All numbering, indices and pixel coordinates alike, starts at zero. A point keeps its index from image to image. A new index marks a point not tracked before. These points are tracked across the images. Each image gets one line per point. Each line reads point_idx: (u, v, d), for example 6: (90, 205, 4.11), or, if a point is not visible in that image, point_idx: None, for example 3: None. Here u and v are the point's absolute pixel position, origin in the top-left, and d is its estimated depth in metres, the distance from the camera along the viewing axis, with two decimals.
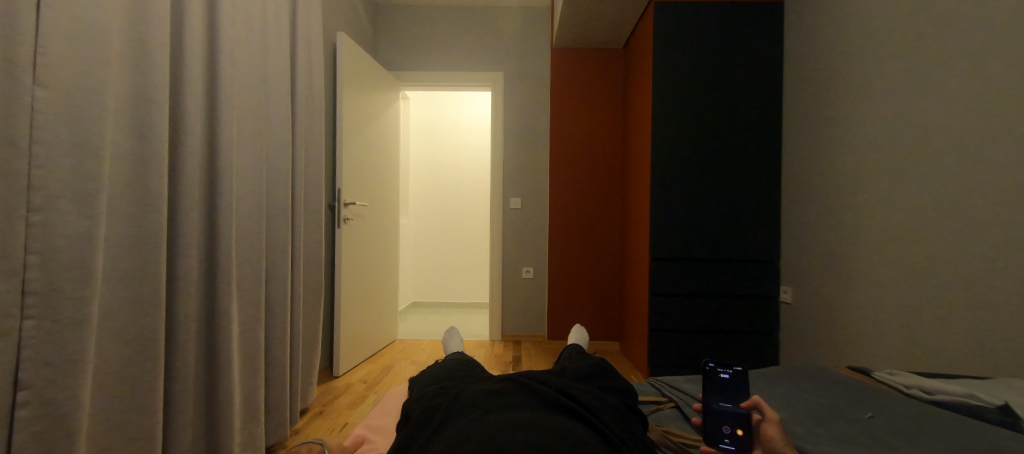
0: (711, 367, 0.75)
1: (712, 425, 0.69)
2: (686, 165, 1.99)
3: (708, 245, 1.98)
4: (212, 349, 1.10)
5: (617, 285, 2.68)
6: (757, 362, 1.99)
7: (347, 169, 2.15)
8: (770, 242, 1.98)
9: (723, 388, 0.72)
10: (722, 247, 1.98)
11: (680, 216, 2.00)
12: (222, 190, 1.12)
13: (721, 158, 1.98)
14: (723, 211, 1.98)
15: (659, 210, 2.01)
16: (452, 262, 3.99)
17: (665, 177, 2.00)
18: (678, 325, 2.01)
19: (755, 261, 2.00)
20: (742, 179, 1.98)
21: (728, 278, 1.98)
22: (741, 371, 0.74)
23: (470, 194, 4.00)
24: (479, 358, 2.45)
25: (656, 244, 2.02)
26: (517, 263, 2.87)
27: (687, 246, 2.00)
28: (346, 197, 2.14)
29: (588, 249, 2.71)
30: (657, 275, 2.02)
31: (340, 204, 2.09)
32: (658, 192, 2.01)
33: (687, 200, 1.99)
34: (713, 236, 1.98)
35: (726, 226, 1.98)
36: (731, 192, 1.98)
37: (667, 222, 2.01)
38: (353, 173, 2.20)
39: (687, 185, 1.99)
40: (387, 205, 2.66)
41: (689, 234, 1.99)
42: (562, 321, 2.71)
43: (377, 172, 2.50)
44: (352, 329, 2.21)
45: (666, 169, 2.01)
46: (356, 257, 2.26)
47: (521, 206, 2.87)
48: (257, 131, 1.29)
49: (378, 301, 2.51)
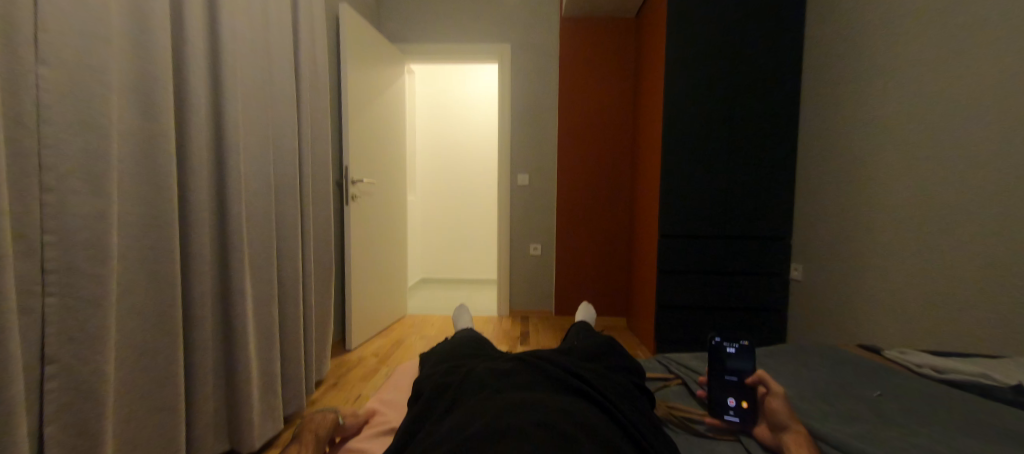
0: (716, 343, 0.75)
1: (716, 400, 0.72)
2: (699, 141, 1.93)
3: (718, 223, 1.96)
4: (229, 324, 1.14)
5: (624, 262, 2.69)
6: (766, 339, 1.99)
7: (353, 147, 2.13)
8: (784, 220, 1.94)
9: (730, 362, 0.73)
10: (733, 225, 1.95)
11: (691, 192, 1.96)
12: (229, 168, 1.12)
13: (735, 132, 1.91)
14: (737, 188, 1.93)
15: (672, 186, 1.97)
16: (460, 238, 4.01)
17: (677, 152, 1.95)
18: (684, 302, 2.03)
19: (767, 237, 1.96)
20: (756, 156, 1.91)
21: (739, 256, 1.97)
22: (747, 345, 0.73)
23: (477, 170, 3.96)
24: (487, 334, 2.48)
25: (666, 221, 2.00)
26: (524, 241, 2.85)
27: (698, 224, 1.97)
28: (353, 174, 2.13)
29: (597, 226, 2.69)
30: (667, 252, 2.01)
31: (348, 182, 2.09)
32: (669, 168, 1.97)
33: (699, 176, 1.94)
34: (724, 214, 1.95)
35: (738, 204, 1.94)
36: (744, 168, 1.92)
37: (679, 199, 1.98)
38: (359, 151, 2.18)
39: (700, 160, 1.94)
40: (393, 182, 2.65)
41: (700, 211, 1.97)
42: (571, 298, 2.74)
43: (383, 149, 2.47)
44: (363, 305, 2.25)
45: (680, 144, 1.95)
46: (364, 235, 2.27)
47: (529, 183, 2.81)
48: (262, 108, 1.28)
49: (387, 278, 2.54)
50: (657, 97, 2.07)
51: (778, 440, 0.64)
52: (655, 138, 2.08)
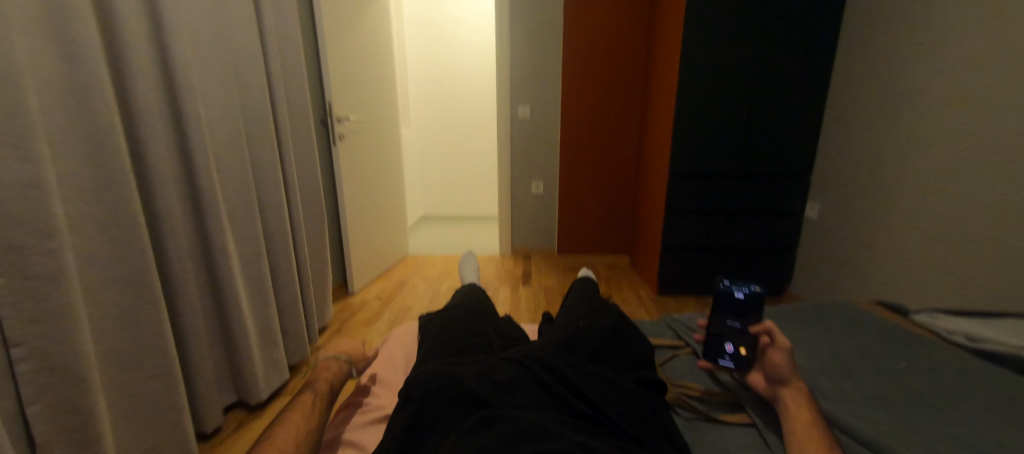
0: (725, 285, 0.70)
1: (714, 345, 0.72)
2: (719, 69, 1.75)
3: (731, 161, 1.86)
4: (216, 285, 1.09)
5: (630, 200, 2.59)
6: (770, 278, 2.01)
7: (335, 79, 1.91)
8: (804, 158, 1.86)
9: (734, 307, 0.69)
10: (749, 163, 1.86)
11: (706, 128, 1.82)
12: (186, 115, 0.99)
13: (759, 59, 1.73)
14: (756, 122, 1.79)
15: (686, 121, 1.83)
16: (459, 174, 3.86)
17: (694, 83, 1.78)
18: (691, 243, 2.01)
19: (783, 176, 1.87)
20: (780, 85, 1.75)
21: (751, 195, 1.91)
22: (759, 291, 0.68)
23: (476, 100, 3.68)
24: (485, 275, 2.41)
25: (678, 159, 1.89)
26: (524, 177, 2.70)
27: (713, 162, 1.87)
28: (338, 111, 1.94)
29: (603, 163, 2.55)
30: (676, 192, 1.93)
31: (333, 120, 1.90)
32: (685, 100, 1.81)
33: (716, 110, 1.80)
34: (739, 152, 1.84)
35: (756, 140, 1.82)
36: (770, 100, 1.78)
37: (693, 136, 1.85)
38: (342, 83, 1.96)
39: (718, 92, 1.78)
40: (383, 117, 2.45)
41: (715, 149, 1.86)
42: (574, 238, 2.69)
43: (369, 80, 2.23)
44: (361, 249, 2.21)
45: (698, 73, 1.77)
46: (356, 178, 2.14)
47: (531, 115, 2.57)
48: (214, 39, 1.09)
49: (384, 220, 2.47)
50: (679, 15, 1.81)
51: (773, 390, 0.65)
52: (671, 66, 1.88)
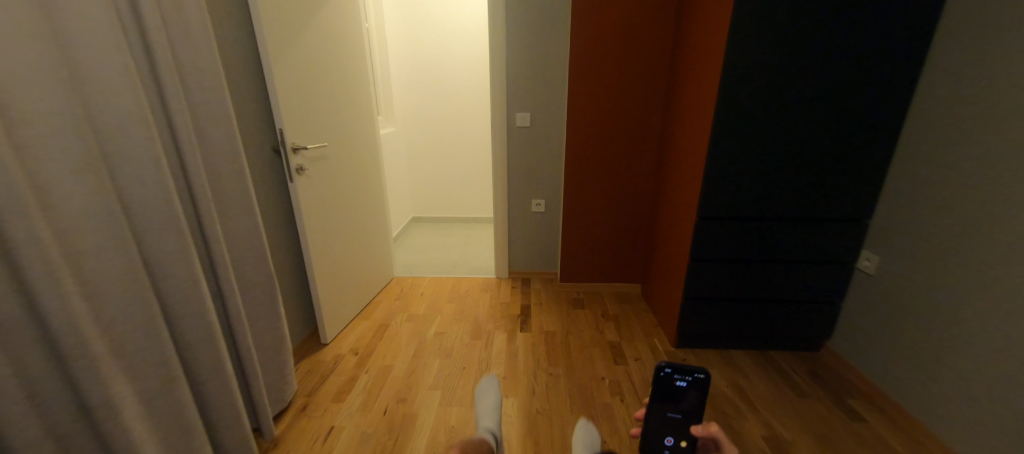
0: (670, 372, 1.02)
1: (661, 434, 1.02)
2: (764, 95, 1.44)
3: (768, 204, 1.57)
4: (107, 447, 0.82)
5: (644, 225, 2.27)
6: (805, 331, 1.76)
7: (289, 103, 1.54)
8: (859, 201, 1.55)
9: (680, 392, 1.01)
10: (792, 206, 1.57)
11: (743, 165, 1.53)
12: (13, 244, 0.67)
13: (812, 82, 1.42)
14: (805, 159, 1.50)
15: (720, 155, 1.52)
16: (452, 173, 3.48)
17: (735, 109, 1.46)
18: (718, 293, 1.72)
19: (831, 219, 1.59)
20: (832, 115, 1.45)
21: (792, 242, 1.62)
22: (702, 376, 1.00)
23: (469, 90, 3.23)
24: (479, 313, 2.15)
25: (709, 199, 1.58)
26: (524, 195, 2.39)
27: (751, 204, 1.57)
28: (295, 141, 1.58)
29: (617, 181, 2.19)
30: (704, 237, 1.63)
31: (288, 153, 1.55)
32: (723, 131, 1.49)
33: (755, 143, 1.50)
34: (780, 192, 1.55)
35: (802, 180, 1.53)
36: (822, 135, 1.47)
37: (730, 173, 1.54)
38: (297, 106, 1.59)
39: (761, 122, 1.47)
40: (355, 130, 2.06)
41: (755, 189, 1.55)
42: (579, 264, 2.37)
43: (333, 92, 1.83)
44: (336, 292, 1.93)
45: (739, 97, 1.45)
46: (323, 212, 1.81)
47: (530, 124, 2.22)
48: (60, 115, 0.74)
49: (361, 250, 2.15)
50: (724, 18, 1.42)
51: None
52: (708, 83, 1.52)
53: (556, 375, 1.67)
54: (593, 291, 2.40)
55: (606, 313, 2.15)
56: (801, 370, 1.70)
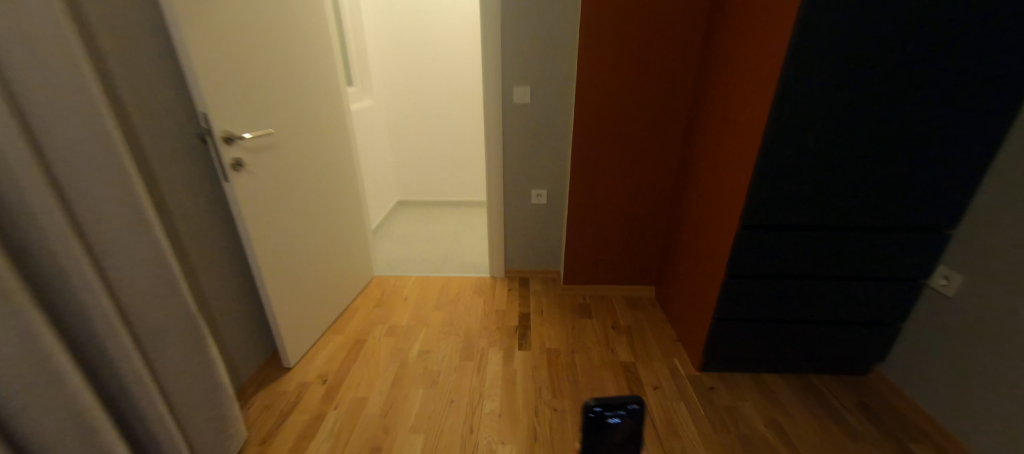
0: (597, 410, 0.77)
1: None
2: (842, 68, 1.08)
3: (828, 212, 1.26)
4: None
5: (662, 220, 1.96)
6: (851, 356, 1.51)
7: (213, 79, 1.16)
8: (945, 209, 1.23)
9: (611, 427, 0.77)
10: (859, 214, 1.25)
11: (803, 160, 1.19)
12: None
13: (911, 52, 1.05)
14: (885, 155, 1.17)
15: (778, 148, 1.18)
16: (441, 151, 3.10)
17: (802, 88, 1.10)
18: (755, 313, 1.44)
19: (903, 229, 1.28)
20: (929, 98, 1.10)
21: (851, 257, 1.32)
22: (636, 405, 0.77)
23: (458, 55, 2.79)
24: (470, 323, 1.87)
25: (756, 205, 1.26)
26: (522, 184, 2.05)
27: (807, 211, 1.26)
28: (226, 129, 1.22)
29: (633, 171, 1.85)
30: (744, 248, 1.33)
31: (216, 146, 1.19)
32: (784, 120, 1.14)
33: (823, 133, 1.15)
34: (846, 195, 1.23)
35: (875, 181, 1.20)
36: (911, 126, 1.13)
37: (786, 174, 1.21)
38: (228, 82, 1.21)
39: (833, 106, 1.12)
40: (316, 109, 1.69)
41: (814, 193, 1.23)
42: (586, 266, 2.07)
43: (281, 61, 1.45)
44: (301, 306, 1.64)
45: (808, 72, 1.09)
46: (277, 215, 1.47)
47: (530, 100, 1.85)
48: None
49: (331, 253, 1.84)
50: None
51: None
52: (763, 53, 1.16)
53: (560, 409, 1.41)
54: (601, 294, 2.12)
55: (616, 324, 1.87)
56: (848, 403, 1.45)
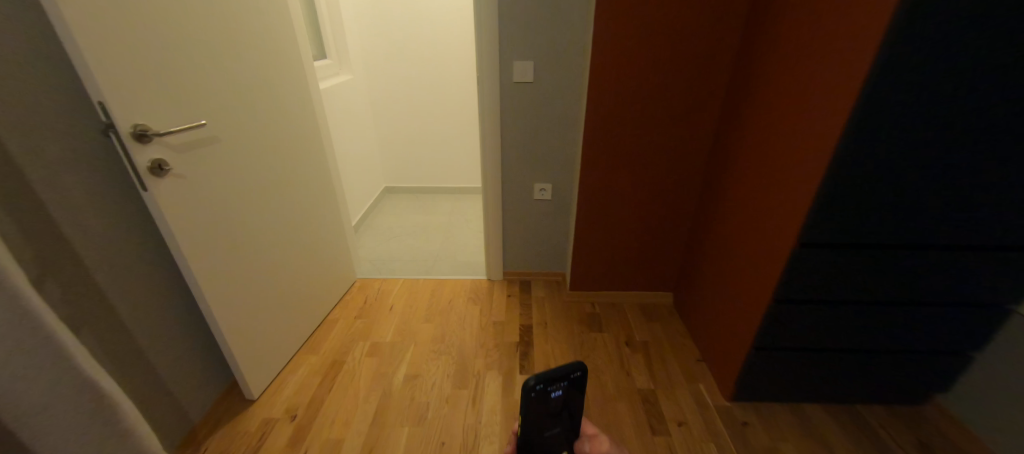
0: (539, 387, 0.74)
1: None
2: (973, 41, 0.78)
3: (915, 228, 0.99)
4: None
5: (685, 220, 1.70)
6: (909, 385, 1.30)
7: (114, 57, 0.86)
8: None
9: (550, 401, 0.76)
10: (954, 230, 0.99)
11: (892, 164, 0.92)
12: None
13: None
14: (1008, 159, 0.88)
15: (861, 148, 0.90)
16: (430, 132, 2.78)
17: (909, 67, 0.81)
18: (803, 341, 1.22)
19: (1005, 247, 1.03)
20: None
21: (932, 280, 1.07)
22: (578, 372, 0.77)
23: (447, 21, 2.43)
24: (465, 339, 1.64)
25: (822, 220, 1.00)
26: (523, 178, 1.77)
27: (887, 227, 1.00)
28: (139, 123, 0.93)
29: (654, 165, 1.57)
30: (799, 270, 1.08)
31: (125, 147, 0.91)
32: (876, 113, 0.86)
33: (926, 129, 0.87)
34: (940, 208, 0.96)
35: (988, 192, 0.93)
36: None
37: (866, 181, 0.94)
38: (137, 61, 0.91)
39: (947, 94, 0.83)
40: (272, 91, 1.38)
41: (901, 206, 0.97)
42: (596, 270, 1.83)
43: (219, 31, 1.14)
44: (264, 329, 1.39)
45: (923, 48, 0.79)
46: (224, 226, 1.20)
47: (532, 79, 1.54)
48: None
49: (301, 260, 1.58)
50: None
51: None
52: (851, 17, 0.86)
53: None
54: (612, 302, 1.88)
55: (631, 340, 1.65)
56: (905, 444, 1.25)
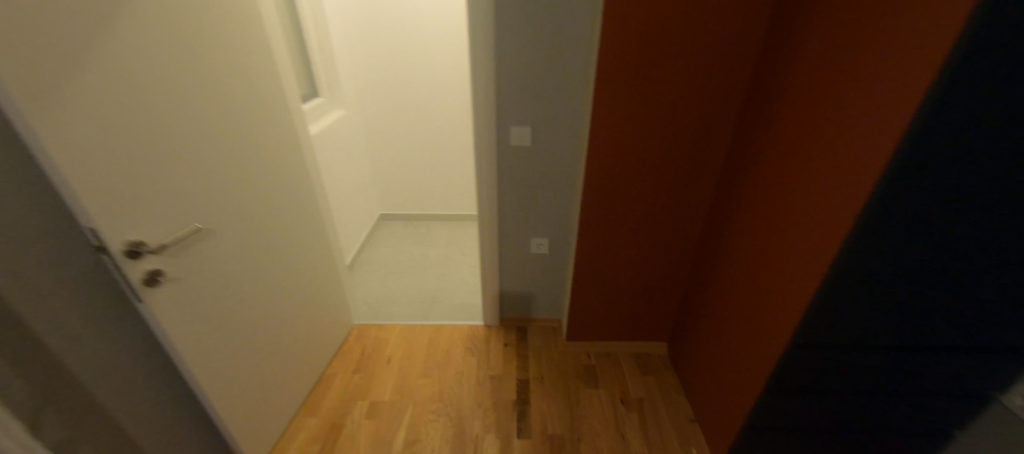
0: None
1: None
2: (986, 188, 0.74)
3: (920, 342, 0.97)
4: None
5: (682, 276, 1.72)
6: None
7: (106, 185, 0.85)
8: None
9: None
10: (965, 347, 0.96)
11: (896, 288, 0.90)
12: None
13: None
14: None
15: (863, 274, 0.89)
16: (425, 163, 2.74)
17: (916, 210, 0.79)
18: (796, 424, 1.24)
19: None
20: None
21: (934, 384, 1.06)
22: None
23: (442, 55, 2.37)
24: (463, 397, 1.67)
25: (817, 328, 1.01)
26: (521, 234, 1.77)
27: (888, 339, 0.99)
28: (132, 242, 0.91)
29: (651, 229, 1.58)
30: (792, 366, 1.11)
31: (120, 268, 0.90)
32: (877, 246, 0.85)
33: (936, 262, 0.85)
34: (950, 332, 0.94)
35: (1009, 318, 0.88)
36: None
37: (866, 301, 0.93)
38: (130, 181, 0.90)
39: (962, 234, 0.80)
40: (267, 165, 1.36)
41: (905, 323, 0.95)
42: (593, 323, 1.84)
43: (212, 124, 1.12)
44: (265, 402, 1.40)
45: (926, 192, 0.77)
46: (223, 314, 1.19)
47: (530, 144, 1.53)
48: None
49: (299, 325, 1.58)
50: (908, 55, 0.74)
51: None
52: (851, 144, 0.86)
53: None
54: (608, 352, 1.90)
55: (626, 397, 1.68)
56: None
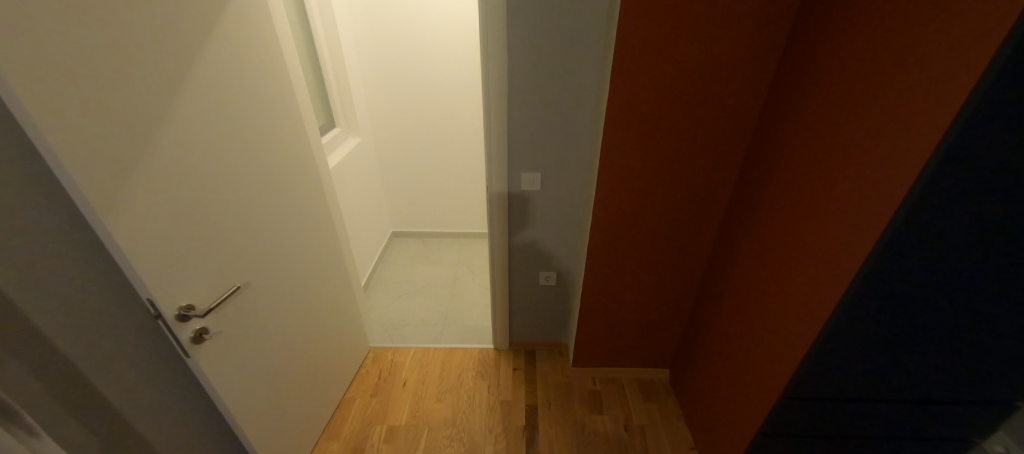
0: None
1: None
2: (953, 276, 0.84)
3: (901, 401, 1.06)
4: None
5: (685, 310, 1.79)
6: None
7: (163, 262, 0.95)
8: None
9: None
10: (944, 408, 1.04)
11: (877, 353, 0.99)
12: None
13: None
14: (1002, 373, 0.92)
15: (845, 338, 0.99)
16: (435, 184, 2.83)
17: (889, 288, 0.89)
18: None
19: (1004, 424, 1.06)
20: None
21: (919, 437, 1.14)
22: None
23: (453, 83, 2.44)
24: (475, 422, 1.77)
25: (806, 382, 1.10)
26: (530, 268, 1.85)
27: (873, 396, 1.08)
28: (183, 307, 1.01)
29: (655, 269, 1.66)
30: (784, 413, 1.20)
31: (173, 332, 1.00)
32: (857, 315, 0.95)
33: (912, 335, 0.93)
34: (930, 395, 1.02)
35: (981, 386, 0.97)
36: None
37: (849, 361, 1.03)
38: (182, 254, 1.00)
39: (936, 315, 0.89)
40: (292, 213, 1.45)
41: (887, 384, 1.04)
42: (598, 352, 1.93)
43: (248, 187, 1.22)
44: (293, 431, 1.51)
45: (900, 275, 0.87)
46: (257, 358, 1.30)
47: (540, 189, 1.60)
48: None
49: (321, 357, 1.68)
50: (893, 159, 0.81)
51: None
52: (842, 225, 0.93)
53: None
54: (613, 377, 1.99)
55: (629, 423, 1.78)
56: None
